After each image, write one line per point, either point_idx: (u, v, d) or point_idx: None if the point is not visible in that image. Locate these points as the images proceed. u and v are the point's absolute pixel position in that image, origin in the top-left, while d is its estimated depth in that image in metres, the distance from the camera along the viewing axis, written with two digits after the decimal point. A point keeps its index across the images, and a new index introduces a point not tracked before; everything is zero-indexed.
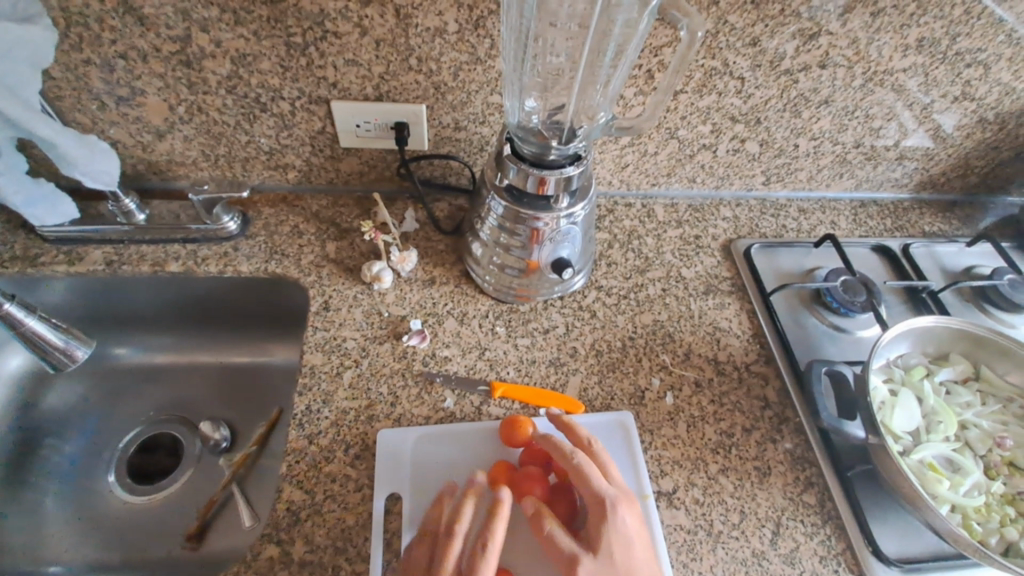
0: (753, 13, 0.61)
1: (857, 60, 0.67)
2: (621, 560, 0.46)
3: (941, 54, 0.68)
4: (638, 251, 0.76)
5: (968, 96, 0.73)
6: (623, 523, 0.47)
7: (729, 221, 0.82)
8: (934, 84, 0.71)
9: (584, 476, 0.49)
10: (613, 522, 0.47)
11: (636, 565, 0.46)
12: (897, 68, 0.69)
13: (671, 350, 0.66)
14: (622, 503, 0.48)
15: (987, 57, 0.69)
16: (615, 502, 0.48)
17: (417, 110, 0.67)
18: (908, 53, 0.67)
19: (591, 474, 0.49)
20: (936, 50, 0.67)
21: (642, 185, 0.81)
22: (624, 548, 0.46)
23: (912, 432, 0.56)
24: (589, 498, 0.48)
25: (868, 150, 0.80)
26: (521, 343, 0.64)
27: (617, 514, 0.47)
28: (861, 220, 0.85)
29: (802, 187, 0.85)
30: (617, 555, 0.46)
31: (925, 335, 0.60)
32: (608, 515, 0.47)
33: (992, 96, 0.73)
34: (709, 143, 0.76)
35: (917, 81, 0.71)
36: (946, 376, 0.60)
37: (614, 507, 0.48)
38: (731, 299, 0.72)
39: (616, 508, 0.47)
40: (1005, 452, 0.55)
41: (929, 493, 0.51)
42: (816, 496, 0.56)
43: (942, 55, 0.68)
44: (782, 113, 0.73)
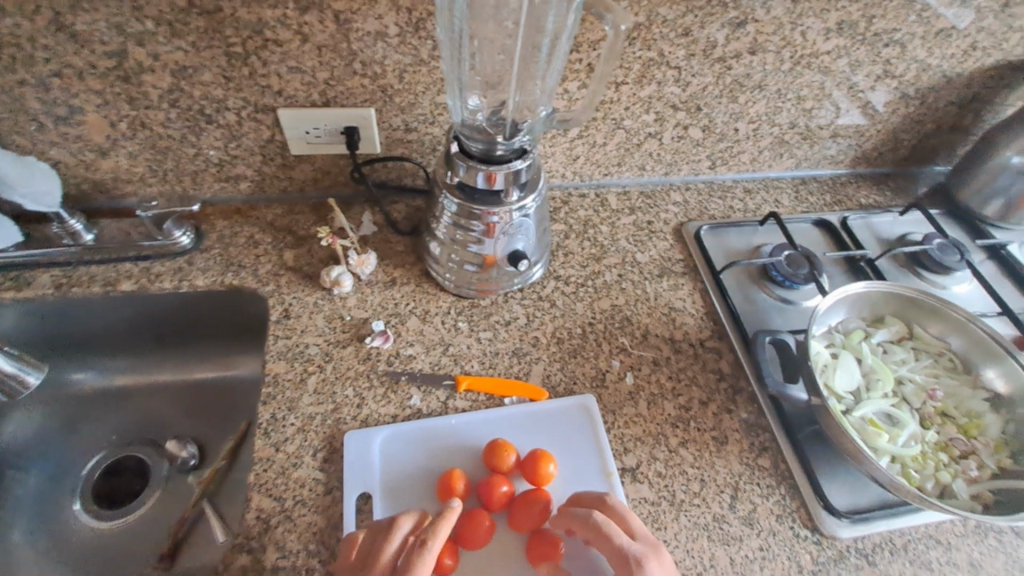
0: (681, 5, 0.64)
1: (784, 45, 0.71)
2: None
3: (860, 35, 0.72)
4: (593, 240, 0.79)
5: (890, 74, 0.78)
6: None
7: (679, 205, 0.85)
8: (858, 64, 0.76)
9: (605, 534, 0.46)
10: None
11: None
12: (821, 51, 0.73)
13: (629, 333, 0.68)
14: (649, 556, 0.45)
15: (903, 37, 0.73)
16: (644, 559, 0.45)
17: (365, 114, 0.68)
18: (830, 36, 0.71)
19: (613, 531, 0.46)
20: (856, 32, 0.71)
21: (593, 175, 0.84)
22: None
23: (854, 391, 0.60)
24: (613, 558, 0.45)
25: (804, 130, 0.84)
26: (484, 336, 0.66)
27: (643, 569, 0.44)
28: (802, 197, 0.89)
29: (746, 169, 0.89)
30: None
31: (861, 300, 0.63)
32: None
33: (910, 73, 0.78)
34: (654, 131, 0.79)
35: (843, 62, 0.75)
36: (882, 337, 0.63)
37: (641, 562, 0.44)
38: (685, 280, 0.75)
39: (643, 563, 0.44)
40: (937, 403, 0.59)
41: (869, 448, 0.54)
42: (771, 459, 0.59)
43: (861, 36, 0.72)
44: (720, 99, 0.76)
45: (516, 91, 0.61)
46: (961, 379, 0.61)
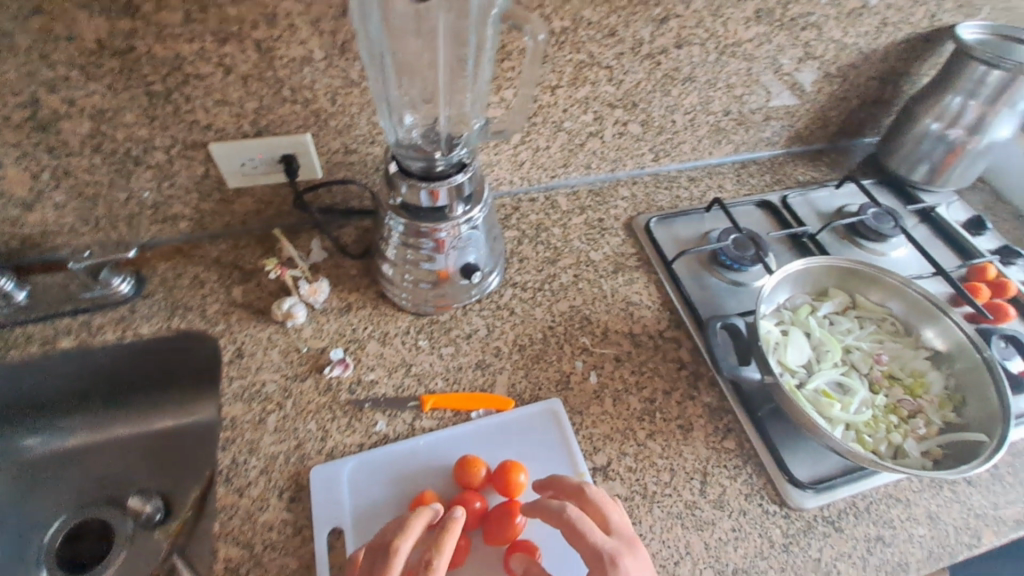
0: (604, 7, 0.65)
1: (708, 37, 0.73)
2: None
3: (778, 22, 0.75)
4: (547, 243, 0.79)
5: (811, 56, 0.81)
6: None
7: (628, 200, 0.87)
8: (780, 49, 0.78)
9: (579, 530, 0.46)
10: None
11: None
12: (744, 39, 0.75)
13: (590, 332, 0.69)
14: (624, 553, 0.45)
15: (818, 19, 0.76)
16: (618, 558, 0.44)
17: (301, 140, 0.67)
18: (751, 25, 0.74)
19: (587, 528, 0.46)
20: (774, 19, 0.74)
21: (541, 179, 0.85)
22: None
23: (806, 365, 0.62)
24: (588, 555, 0.45)
25: (738, 116, 0.87)
26: (445, 352, 0.65)
27: (618, 566, 0.44)
28: (744, 180, 0.92)
29: (688, 158, 0.91)
30: None
31: (804, 276, 0.66)
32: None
33: (830, 53, 0.82)
34: (595, 131, 0.80)
35: (765, 48, 0.77)
36: (827, 309, 0.66)
37: (616, 559, 0.44)
38: (639, 273, 0.76)
39: (618, 561, 0.44)
40: (883, 367, 0.62)
41: (823, 418, 0.57)
42: (735, 440, 0.61)
43: (779, 22, 0.75)
44: (654, 94, 0.78)
45: (446, 104, 0.62)
46: (903, 341, 0.64)
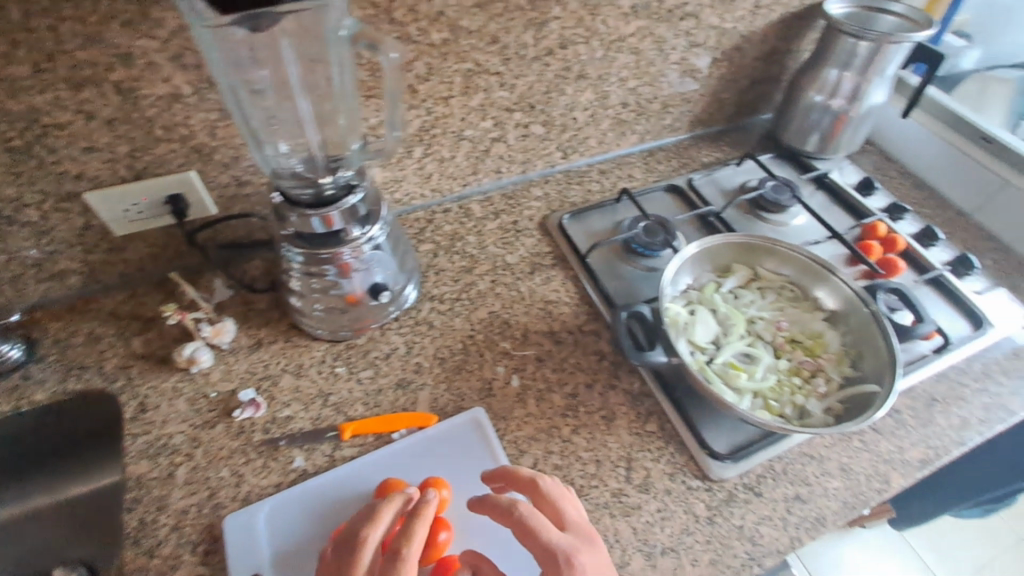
0: (480, 16, 0.65)
1: (591, 35, 0.74)
2: None
3: (656, 14, 0.76)
4: (463, 252, 0.79)
5: (695, 44, 0.84)
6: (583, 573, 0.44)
7: (541, 199, 0.88)
8: (663, 40, 0.80)
9: (532, 528, 0.46)
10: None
11: None
12: (626, 34, 0.76)
13: (510, 336, 0.70)
14: (579, 548, 0.45)
15: (694, 9, 0.79)
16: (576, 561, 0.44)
17: (185, 178, 0.64)
18: (630, 19, 0.75)
19: (542, 525, 0.46)
20: (652, 12, 0.76)
21: (452, 189, 0.85)
22: None
23: (715, 341, 0.64)
24: (542, 552, 0.45)
25: (636, 107, 0.89)
26: (364, 376, 0.64)
27: (574, 563, 0.44)
28: (652, 167, 0.95)
29: (596, 152, 0.93)
30: None
31: (705, 255, 0.68)
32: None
33: (713, 39, 0.84)
34: (497, 136, 0.81)
35: (648, 41, 0.79)
36: (731, 284, 0.69)
37: (571, 555, 0.44)
38: (556, 271, 0.78)
39: (573, 557, 0.44)
40: (785, 333, 0.65)
41: (731, 390, 0.59)
42: (656, 423, 0.63)
43: (658, 14, 0.76)
44: (548, 95, 0.79)
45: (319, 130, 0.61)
46: (802, 305, 0.67)
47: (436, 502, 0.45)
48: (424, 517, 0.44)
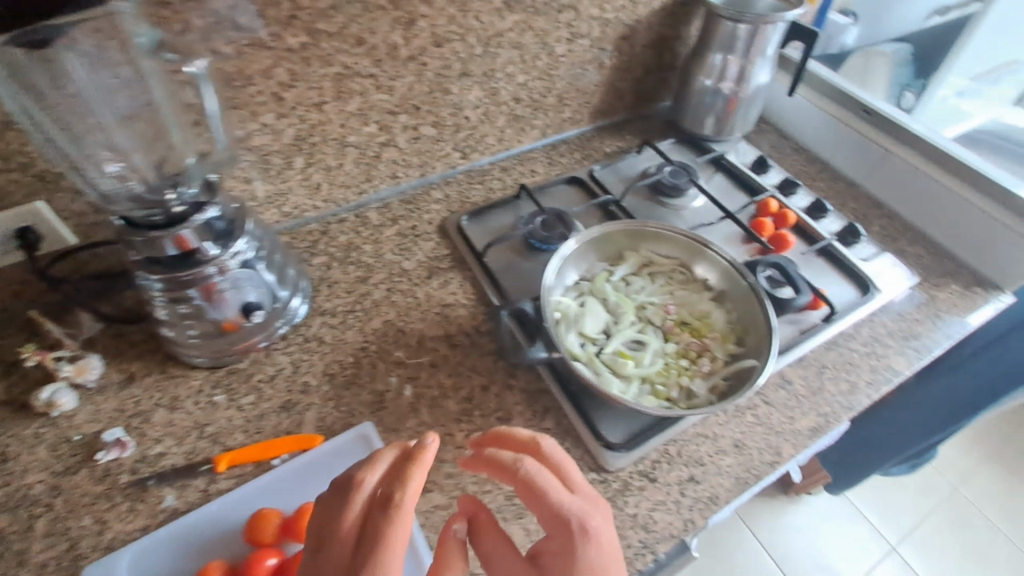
0: (338, 18, 0.63)
1: (466, 32, 0.72)
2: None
3: (532, 8, 0.75)
4: (358, 262, 0.77)
5: (579, 35, 0.83)
6: (596, 535, 0.40)
7: (441, 202, 0.86)
8: (545, 33, 0.79)
9: (541, 489, 0.42)
10: (585, 541, 0.40)
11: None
12: (504, 29, 0.75)
13: (404, 344, 0.68)
14: (591, 512, 0.42)
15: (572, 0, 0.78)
16: (590, 527, 0.40)
17: (34, 209, 0.60)
18: (505, 14, 0.74)
19: (551, 484, 0.43)
20: (527, 6, 0.75)
21: (347, 198, 0.82)
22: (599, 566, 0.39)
23: (605, 330, 0.64)
24: (550, 517, 0.41)
25: (531, 101, 0.88)
26: (246, 402, 0.61)
27: (587, 528, 0.40)
28: (555, 160, 0.94)
29: (497, 149, 0.92)
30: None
31: (593, 246, 0.68)
32: (584, 543, 0.40)
33: (596, 30, 0.84)
34: (385, 140, 0.79)
35: (529, 35, 0.78)
36: (623, 272, 0.69)
37: (584, 520, 0.41)
38: (454, 274, 0.76)
39: (587, 521, 0.40)
40: (674, 316, 0.65)
41: (617, 379, 0.59)
42: (553, 419, 0.62)
43: (534, 8, 0.75)
44: (432, 95, 0.77)
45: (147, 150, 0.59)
46: (692, 287, 0.68)
47: (436, 447, 0.41)
48: (422, 462, 0.40)
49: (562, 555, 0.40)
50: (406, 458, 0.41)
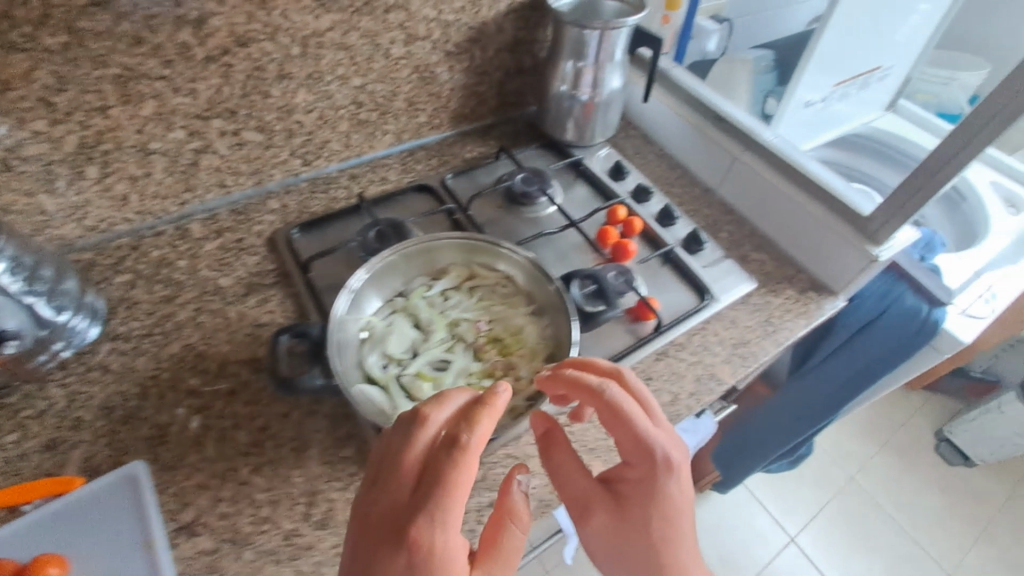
0: (107, 16, 0.58)
1: (274, 31, 0.67)
2: (668, 511, 0.46)
3: (351, 8, 0.70)
4: (167, 279, 0.72)
5: (415, 37, 0.78)
6: (675, 473, 0.47)
7: (277, 212, 0.81)
8: (373, 35, 0.74)
9: (630, 420, 0.47)
10: (666, 475, 0.46)
11: (686, 500, 0.47)
12: (321, 30, 0.70)
13: (201, 370, 0.65)
14: (670, 450, 0.47)
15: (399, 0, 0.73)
16: (671, 460, 0.47)
17: None
18: (318, 14, 0.68)
19: (634, 419, 0.47)
20: (344, 5, 0.69)
21: (165, 209, 0.77)
22: (678, 495, 0.47)
23: (413, 349, 0.62)
24: (635, 448, 0.47)
25: (374, 106, 0.83)
26: (5, 442, 0.57)
27: (670, 464, 0.47)
28: (409, 167, 0.90)
29: (346, 156, 0.87)
30: (664, 513, 0.46)
31: (408, 260, 0.65)
32: (663, 473, 0.46)
33: (434, 32, 0.79)
34: (201, 146, 0.73)
35: (355, 36, 0.73)
36: (442, 286, 0.66)
37: (666, 458, 0.47)
38: (274, 292, 0.72)
39: (670, 458, 0.47)
40: (487, 333, 0.63)
41: (411, 403, 0.57)
42: (352, 446, 0.60)
43: (353, 8, 0.70)
44: (248, 99, 0.72)
45: None
46: (512, 301, 0.66)
47: (509, 401, 0.44)
48: (491, 411, 0.43)
49: (643, 480, 0.47)
50: (478, 403, 0.43)
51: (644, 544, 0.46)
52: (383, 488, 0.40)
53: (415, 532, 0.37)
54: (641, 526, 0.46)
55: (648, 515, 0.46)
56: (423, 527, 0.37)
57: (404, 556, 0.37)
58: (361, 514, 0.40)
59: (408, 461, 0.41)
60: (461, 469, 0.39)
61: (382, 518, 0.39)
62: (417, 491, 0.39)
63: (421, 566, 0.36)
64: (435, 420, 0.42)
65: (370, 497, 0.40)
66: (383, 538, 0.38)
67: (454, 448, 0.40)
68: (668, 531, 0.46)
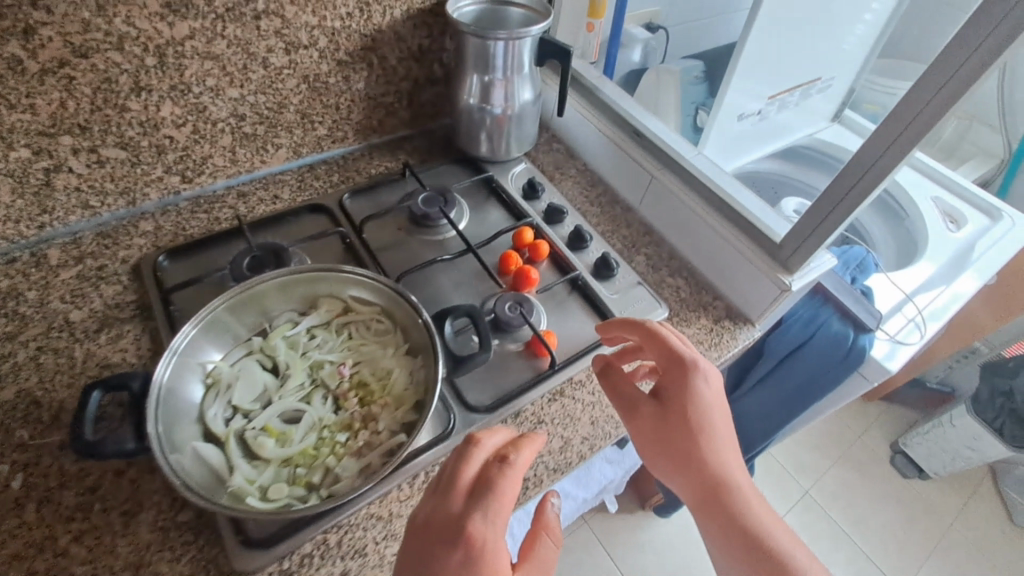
0: None
1: (121, 40, 0.60)
2: (695, 416, 0.52)
3: (212, 14, 0.63)
4: (12, 313, 0.65)
5: (296, 45, 0.71)
6: (707, 382, 0.53)
7: (149, 235, 0.74)
8: (245, 43, 0.67)
9: (662, 339, 0.56)
10: (704, 376, 0.53)
11: (714, 413, 0.53)
12: (179, 37, 0.63)
13: (33, 421, 0.57)
14: (702, 364, 0.54)
15: (270, 6, 0.66)
16: (698, 363, 0.54)
17: None
18: (171, 20, 0.61)
19: (668, 338, 0.56)
20: (202, 11, 0.62)
21: (21, 233, 0.68)
22: (712, 402, 0.53)
23: (266, 398, 0.55)
24: (669, 360, 0.55)
25: (259, 118, 0.76)
26: None
27: (703, 371, 0.54)
28: (306, 184, 0.83)
29: (234, 172, 0.80)
30: (690, 416, 0.52)
31: (270, 295, 0.59)
32: (693, 376, 0.53)
33: (319, 39, 0.72)
34: (53, 165, 0.66)
35: (223, 44, 0.66)
36: (309, 323, 0.60)
37: (698, 366, 0.54)
38: (130, 326, 0.65)
39: (702, 366, 0.54)
40: (352, 378, 0.56)
41: (249, 464, 0.50)
42: (193, 509, 0.53)
43: (214, 14, 0.63)
44: (103, 113, 0.65)
45: None
46: (386, 341, 0.60)
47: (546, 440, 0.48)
48: (535, 439, 0.48)
49: (676, 386, 0.54)
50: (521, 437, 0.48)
51: (685, 445, 0.52)
52: (437, 496, 0.44)
53: (466, 530, 0.41)
54: (681, 426, 0.53)
55: (683, 415, 0.53)
56: (474, 529, 0.41)
57: (457, 554, 0.41)
58: (416, 525, 0.44)
59: (451, 479, 0.45)
60: (504, 480, 0.44)
61: (436, 524, 0.43)
62: (465, 501, 0.44)
63: (474, 563, 0.40)
64: (483, 445, 0.47)
65: (426, 507, 0.44)
66: (438, 537, 0.42)
67: (498, 465, 0.45)
68: (711, 424, 0.52)
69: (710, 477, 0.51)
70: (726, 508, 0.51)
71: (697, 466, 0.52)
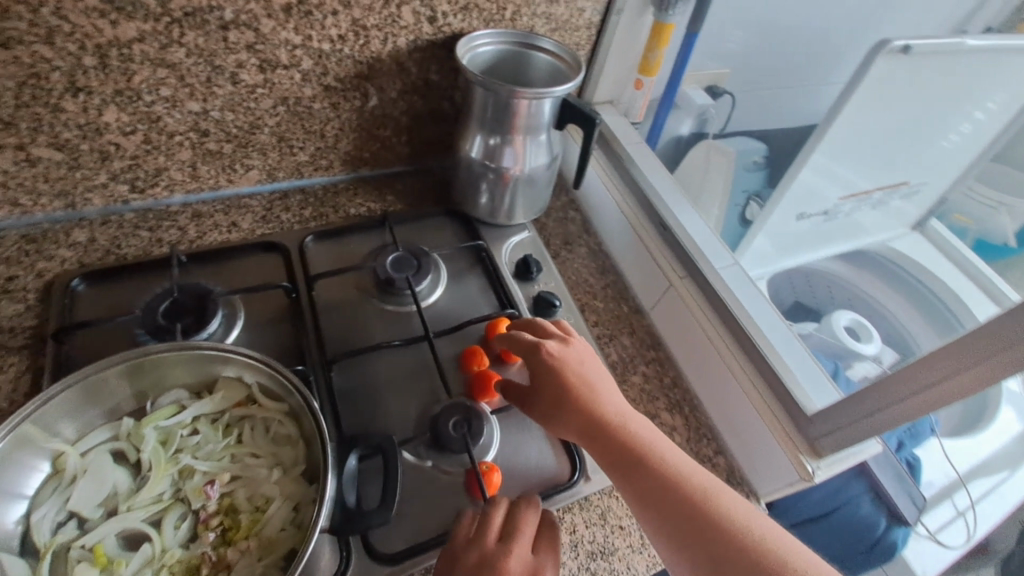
0: None
1: (51, 32, 0.50)
2: (553, 388, 0.52)
3: (167, 17, 0.53)
4: None
5: (272, 64, 0.61)
6: (554, 356, 0.54)
7: (78, 247, 0.64)
8: (208, 54, 0.57)
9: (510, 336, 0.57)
10: (547, 352, 0.54)
11: (572, 381, 0.53)
12: (125, 40, 0.53)
13: None
14: (549, 344, 0.56)
15: (240, 17, 0.56)
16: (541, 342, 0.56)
17: None
18: (114, 18, 0.52)
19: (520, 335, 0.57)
20: (153, 12, 0.53)
21: None
22: (565, 370, 0.53)
23: (115, 504, 0.45)
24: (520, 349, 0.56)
25: (227, 136, 0.65)
26: None
27: (546, 348, 0.55)
28: (273, 215, 0.72)
29: (195, 188, 0.69)
30: (549, 390, 0.52)
31: (154, 371, 0.48)
32: (539, 358, 0.54)
33: (303, 61, 0.61)
34: None
35: (181, 52, 0.56)
36: (195, 412, 0.49)
37: (542, 346, 0.55)
38: (15, 359, 0.55)
39: (546, 345, 0.55)
40: (221, 500, 0.46)
41: None
42: None
43: (169, 18, 0.53)
44: (31, 110, 0.55)
45: None
46: (280, 453, 0.48)
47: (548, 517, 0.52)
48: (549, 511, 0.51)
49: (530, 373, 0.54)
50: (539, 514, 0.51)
51: (562, 422, 0.51)
52: (504, 545, 0.46)
53: None
54: (553, 406, 0.52)
55: (544, 391, 0.53)
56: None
57: None
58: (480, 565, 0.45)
59: (519, 532, 0.47)
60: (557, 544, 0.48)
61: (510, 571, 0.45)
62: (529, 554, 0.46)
63: None
64: (535, 507, 0.49)
65: (493, 553, 0.45)
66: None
67: (549, 531, 0.49)
68: (569, 390, 0.52)
69: (588, 434, 0.50)
70: (612, 451, 0.48)
71: (574, 423, 0.51)
